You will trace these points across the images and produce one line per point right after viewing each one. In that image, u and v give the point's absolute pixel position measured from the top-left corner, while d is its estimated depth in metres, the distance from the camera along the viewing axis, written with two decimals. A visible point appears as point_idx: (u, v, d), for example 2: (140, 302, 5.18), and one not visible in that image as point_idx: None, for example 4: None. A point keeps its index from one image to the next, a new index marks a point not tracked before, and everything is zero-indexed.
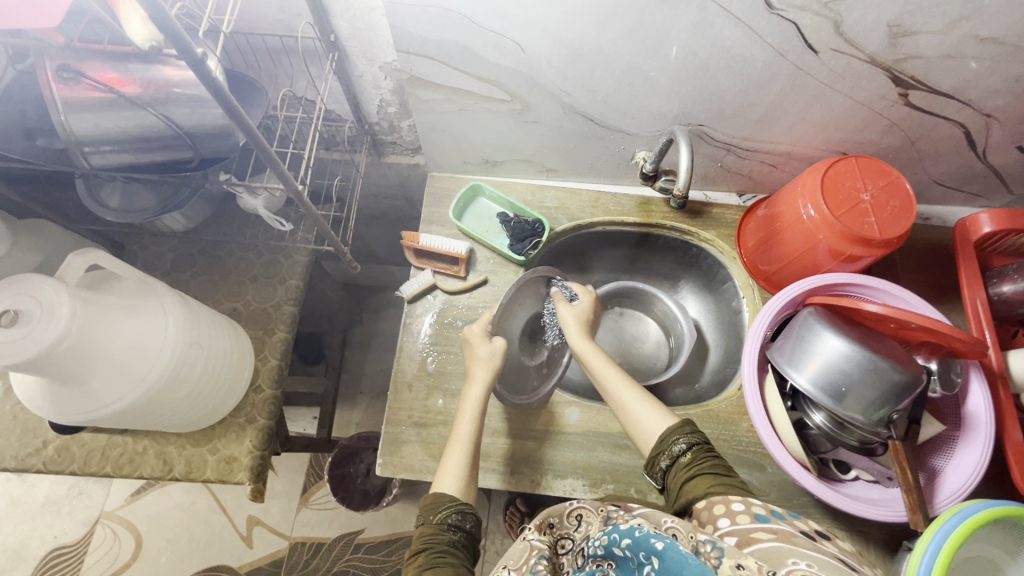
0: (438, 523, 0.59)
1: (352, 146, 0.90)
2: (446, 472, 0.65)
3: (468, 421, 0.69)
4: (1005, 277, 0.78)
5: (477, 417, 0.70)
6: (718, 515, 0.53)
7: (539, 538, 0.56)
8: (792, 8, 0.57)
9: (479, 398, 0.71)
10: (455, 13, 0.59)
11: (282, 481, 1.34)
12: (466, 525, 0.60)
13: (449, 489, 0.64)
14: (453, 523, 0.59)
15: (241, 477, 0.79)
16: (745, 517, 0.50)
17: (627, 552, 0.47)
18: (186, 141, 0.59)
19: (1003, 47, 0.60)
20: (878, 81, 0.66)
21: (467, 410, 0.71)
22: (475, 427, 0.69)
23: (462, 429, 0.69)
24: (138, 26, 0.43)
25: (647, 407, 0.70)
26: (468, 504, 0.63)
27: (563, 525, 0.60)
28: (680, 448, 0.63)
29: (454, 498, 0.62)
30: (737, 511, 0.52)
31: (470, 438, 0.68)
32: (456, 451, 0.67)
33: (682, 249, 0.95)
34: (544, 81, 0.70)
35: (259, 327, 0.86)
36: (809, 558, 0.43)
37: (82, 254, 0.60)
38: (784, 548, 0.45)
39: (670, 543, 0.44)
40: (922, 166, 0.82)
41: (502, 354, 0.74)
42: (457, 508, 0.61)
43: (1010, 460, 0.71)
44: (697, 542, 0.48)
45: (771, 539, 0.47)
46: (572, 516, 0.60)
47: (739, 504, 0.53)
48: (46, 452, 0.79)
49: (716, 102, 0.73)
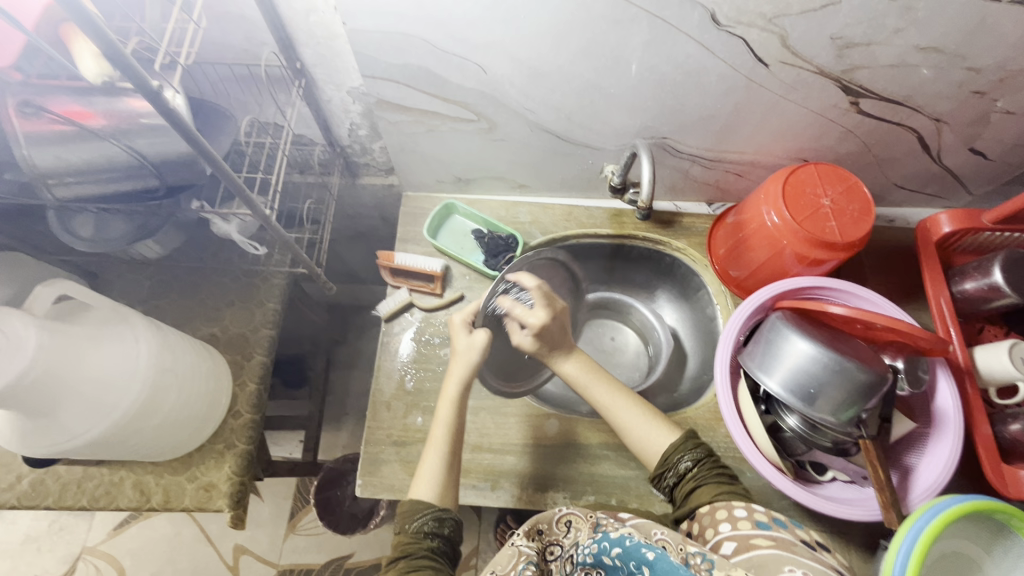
0: (414, 532, 0.60)
1: (326, 169, 0.92)
2: (423, 477, 0.65)
3: (444, 420, 0.69)
4: (967, 275, 0.80)
5: (458, 413, 0.70)
6: (719, 520, 0.56)
7: (528, 543, 0.54)
8: (739, 25, 0.59)
9: (456, 394, 0.70)
10: (415, 38, 0.61)
11: (269, 507, 1.32)
12: (444, 530, 0.61)
13: (426, 496, 0.63)
14: (430, 531, 0.60)
15: (221, 504, 0.78)
16: (746, 523, 0.53)
17: (617, 561, 0.49)
18: (151, 170, 0.60)
19: (944, 55, 0.62)
20: (829, 91, 0.69)
21: (444, 407, 0.70)
22: (450, 425, 0.69)
23: (437, 431, 0.69)
24: (89, 62, 0.49)
25: (646, 423, 0.70)
26: (447, 509, 0.63)
27: (552, 531, 0.57)
28: (688, 465, 0.65)
29: (432, 505, 0.62)
30: (739, 516, 0.54)
31: (446, 437, 0.68)
32: (431, 453, 0.67)
33: (656, 259, 0.96)
34: (508, 101, 0.72)
35: (237, 352, 0.86)
36: (804, 566, 0.45)
37: (51, 285, 0.61)
38: (783, 557, 0.47)
39: (660, 554, 0.47)
40: (881, 170, 0.85)
41: (479, 347, 0.72)
42: (434, 515, 0.61)
43: (982, 456, 0.72)
44: (686, 552, 0.49)
45: (770, 547, 0.49)
46: (561, 523, 0.57)
47: (741, 510, 0.55)
48: (20, 487, 0.78)
49: (678, 116, 0.75)
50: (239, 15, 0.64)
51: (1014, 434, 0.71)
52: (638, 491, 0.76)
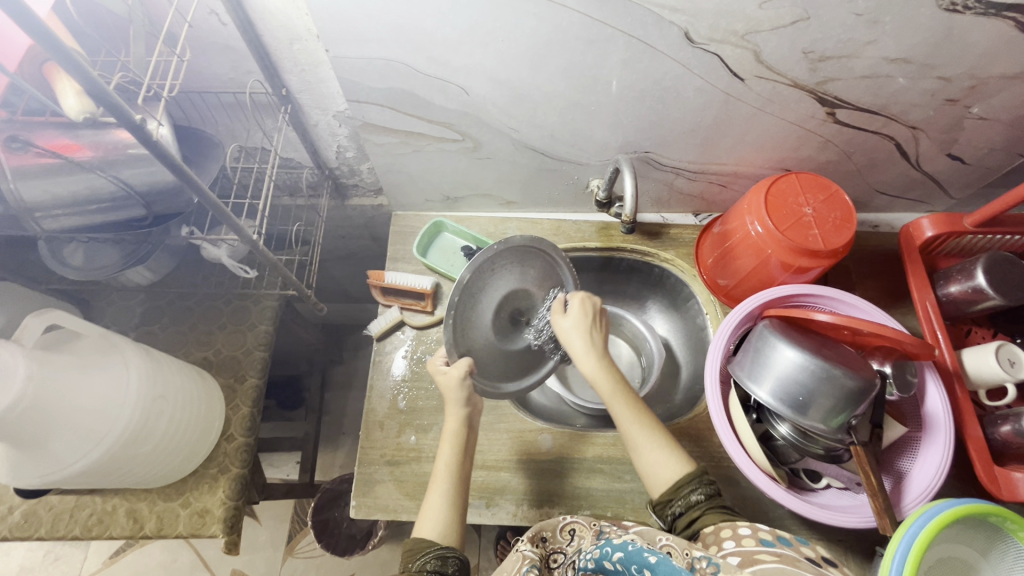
0: (415, 571, 0.58)
1: (315, 191, 0.93)
2: (428, 513, 0.64)
3: (445, 461, 0.68)
4: (951, 278, 0.81)
5: (461, 451, 0.70)
6: (723, 538, 0.55)
7: (531, 549, 0.54)
8: (713, 42, 0.61)
9: (455, 433, 0.70)
10: (398, 63, 0.63)
11: (267, 531, 1.30)
12: (447, 568, 0.59)
13: (430, 533, 0.62)
14: (433, 569, 0.58)
15: (215, 530, 0.78)
16: (751, 539, 0.53)
17: (619, 566, 0.48)
18: (138, 199, 0.62)
19: (914, 65, 0.64)
20: (805, 103, 0.70)
21: (444, 448, 0.70)
22: (452, 465, 0.68)
23: (439, 472, 0.68)
24: (71, 101, 0.51)
25: (663, 452, 0.67)
26: (451, 548, 0.61)
27: (556, 539, 0.58)
28: (698, 497, 0.62)
29: (435, 544, 0.61)
30: (744, 535, 0.54)
31: (449, 476, 0.67)
32: (433, 493, 0.66)
33: (645, 271, 0.96)
34: (492, 121, 0.73)
35: (229, 375, 0.86)
36: None
37: (39, 315, 0.61)
38: (786, 568, 0.46)
39: (663, 558, 0.45)
40: (862, 177, 0.86)
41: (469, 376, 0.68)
42: (437, 554, 0.60)
43: (974, 458, 0.72)
44: (692, 557, 0.47)
45: (773, 560, 0.48)
46: (565, 531, 0.58)
47: (746, 529, 0.55)
48: (12, 519, 0.77)
49: (659, 131, 0.76)
50: (224, 45, 0.66)
51: (1004, 436, 0.72)
52: (633, 504, 0.76)
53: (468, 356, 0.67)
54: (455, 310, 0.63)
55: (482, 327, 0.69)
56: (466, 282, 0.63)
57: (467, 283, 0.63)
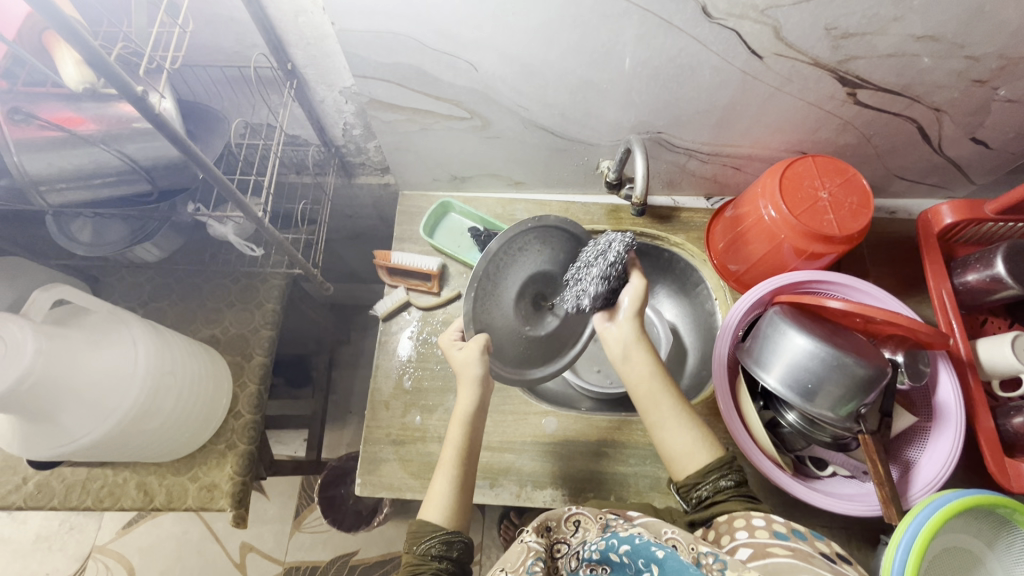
0: (421, 554, 0.60)
1: (321, 169, 0.92)
2: (434, 497, 0.64)
3: (454, 442, 0.68)
4: (968, 267, 0.79)
5: (470, 431, 0.69)
6: (736, 528, 0.54)
7: (536, 540, 0.53)
8: (731, 17, 0.58)
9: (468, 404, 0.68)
10: (406, 37, 0.61)
11: (275, 506, 1.33)
12: (452, 552, 0.60)
13: (435, 518, 0.63)
14: (438, 553, 0.59)
15: (222, 504, 0.79)
16: (763, 531, 0.51)
17: (625, 559, 0.48)
18: (143, 175, 0.63)
19: (941, 43, 0.61)
20: (825, 82, 0.68)
21: (455, 428, 0.69)
22: (460, 447, 0.67)
23: (446, 455, 0.68)
24: (71, 70, 0.51)
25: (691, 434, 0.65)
26: (456, 532, 0.62)
27: (560, 529, 0.57)
28: (727, 484, 0.60)
29: (442, 527, 0.62)
30: (757, 525, 0.52)
31: (456, 460, 0.67)
32: (441, 473, 0.66)
33: (654, 254, 0.95)
34: (502, 99, 0.72)
35: (237, 353, 0.87)
36: None
37: (48, 290, 0.61)
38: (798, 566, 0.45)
39: (671, 552, 0.45)
40: (881, 162, 0.84)
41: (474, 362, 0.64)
42: (442, 538, 0.60)
43: (984, 449, 0.71)
44: (697, 552, 0.47)
45: (787, 555, 0.47)
46: (569, 522, 0.58)
47: (759, 519, 0.53)
48: (26, 488, 0.79)
49: (673, 110, 0.74)
50: (228, 18, 0.65)
51: (1016, 427, 0.71)
52: (637, 487, 0.76)
53: (485, 333, 0.63)
54: (479, 280, 0.61)
55: (506, 308, 0.65)
56: (495, 252, 0.62)
57: (496, 254, 0.62)
